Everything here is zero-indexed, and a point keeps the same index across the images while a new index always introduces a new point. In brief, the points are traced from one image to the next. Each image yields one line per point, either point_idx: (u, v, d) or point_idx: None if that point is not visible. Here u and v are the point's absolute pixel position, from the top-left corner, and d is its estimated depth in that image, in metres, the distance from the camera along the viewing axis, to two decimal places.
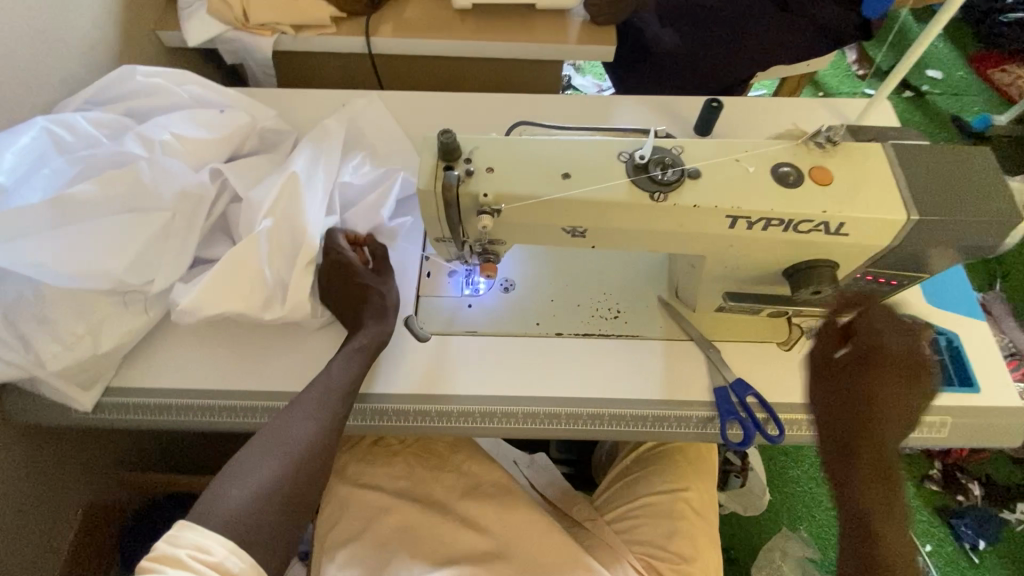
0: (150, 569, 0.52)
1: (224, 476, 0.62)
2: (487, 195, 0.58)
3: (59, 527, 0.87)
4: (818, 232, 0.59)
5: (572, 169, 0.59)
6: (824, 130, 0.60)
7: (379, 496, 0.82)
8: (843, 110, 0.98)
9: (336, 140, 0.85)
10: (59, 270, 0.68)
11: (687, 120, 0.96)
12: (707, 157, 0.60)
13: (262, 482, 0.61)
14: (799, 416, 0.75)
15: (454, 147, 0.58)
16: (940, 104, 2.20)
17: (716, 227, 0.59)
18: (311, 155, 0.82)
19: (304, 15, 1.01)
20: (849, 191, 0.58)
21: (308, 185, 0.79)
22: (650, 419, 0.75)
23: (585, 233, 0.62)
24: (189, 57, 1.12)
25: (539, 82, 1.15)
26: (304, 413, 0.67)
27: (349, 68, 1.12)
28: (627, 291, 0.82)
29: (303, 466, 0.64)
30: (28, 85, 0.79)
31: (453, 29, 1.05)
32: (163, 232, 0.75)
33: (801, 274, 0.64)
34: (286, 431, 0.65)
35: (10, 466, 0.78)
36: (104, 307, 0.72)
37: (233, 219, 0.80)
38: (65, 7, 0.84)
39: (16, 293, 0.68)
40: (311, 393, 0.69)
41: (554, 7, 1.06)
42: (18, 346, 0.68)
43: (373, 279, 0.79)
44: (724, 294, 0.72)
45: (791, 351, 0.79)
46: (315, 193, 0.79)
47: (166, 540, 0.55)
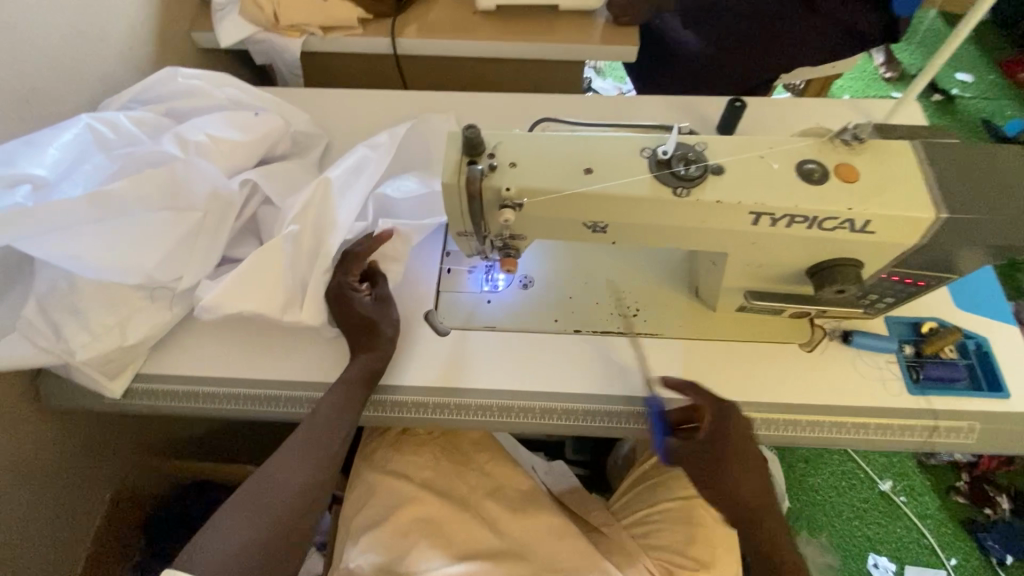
0: None
1: (215, 523, 0.63)
2: (509, 188, 0.59)
3: (87, 512, 0.89)
4: (843, 229, 0.59)
5: (595, 165, 0.59)
6: (850, 128, 0.60)
7: (397, 489, 0.82)
8: (869, 110, 0.96)
9: (385, 152, 0.85)
10: (93, 265, 0.70)
11: (709, 120, 0.96)
12: (731, 154, 0.60)
13: (250, 530, 0.62)
14: (821, 418, 0.74)
15: (478, 142, 0.59)
16: (970, 108, 2.15)
17: (738, 223, 0.59)
18: (353, 161, 0.83)
19: (332, 16, 1.04)
20: (876, 189, 0.58)
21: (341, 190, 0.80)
22: (668, 418, 0.75)
23: (607, 229, 0.62)
24: (220, 57, 1.15)
25: (561, 83, 1.16)
26: (296, 456, 0.68)
27: (374, 68, 1.14)
28: (647, 289, 0.82)
29: (293, 511, 0.65)
30: (70, 81, 0.83)
31: (477, 29, 1.07)
32: (196, 231, 0.77)
33: (825, 272, 0.64)
34: (278, 474, 0.66)
35: (44, 448, 0.80)
36: (135, 300, 0.74)
37: (263, 221, 0.82)
38: (105, 8, 0.87)
39: (53, 281, 0.71)
40: (305, 433, 0.69)
41: (577, 8, 1.07)
42: (50, 333, 0.71)
43: (373, 310, 0.76)
44: (746, 293, 0.72)
45: (813, 352, 0.78)
46: (346, 198, 0.80)
47: None
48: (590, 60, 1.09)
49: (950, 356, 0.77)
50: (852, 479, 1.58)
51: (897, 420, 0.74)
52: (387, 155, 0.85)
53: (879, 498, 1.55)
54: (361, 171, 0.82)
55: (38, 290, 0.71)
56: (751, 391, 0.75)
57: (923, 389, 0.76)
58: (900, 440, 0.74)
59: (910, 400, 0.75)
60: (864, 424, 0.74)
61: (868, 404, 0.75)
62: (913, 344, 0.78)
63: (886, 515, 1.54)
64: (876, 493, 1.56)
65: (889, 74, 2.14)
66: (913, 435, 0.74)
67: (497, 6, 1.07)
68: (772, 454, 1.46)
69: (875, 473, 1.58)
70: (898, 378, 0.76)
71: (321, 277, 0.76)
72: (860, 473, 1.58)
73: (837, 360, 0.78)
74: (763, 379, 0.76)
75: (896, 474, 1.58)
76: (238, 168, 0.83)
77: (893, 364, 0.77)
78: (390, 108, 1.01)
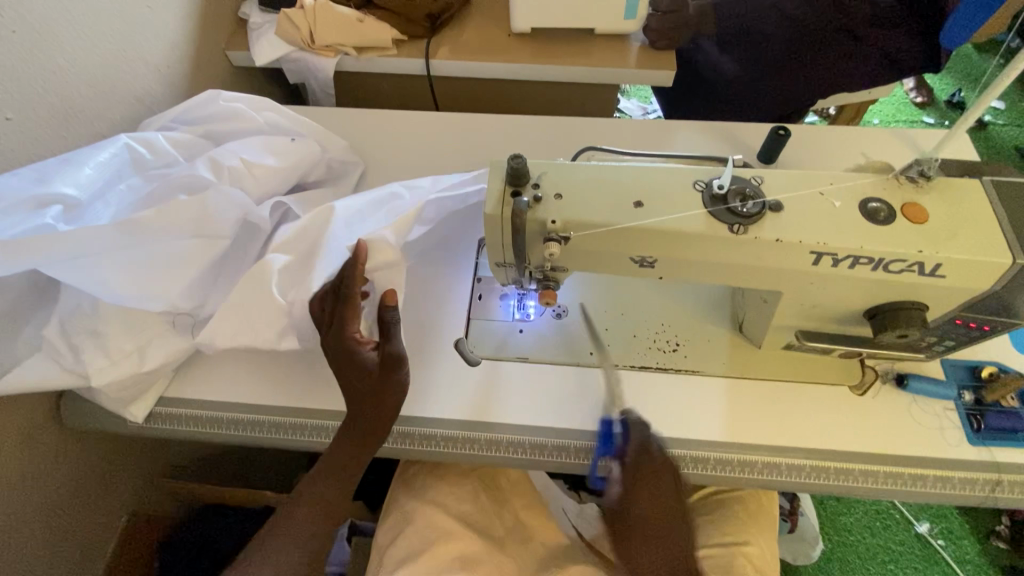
0: None
1: None
2: (555, 221, 0.56)
3: (101, 535, 0.87)
4: (911, 272, 0.55)
5: (645, 199, 0.56)
6: (916, 164, 0.57)
7: (422, 524, 0.79)
8: (917, 141, 0.93)
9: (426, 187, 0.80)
10: (117, 289, 0.68)
11: (750, 148, 0.93)
12: (789, 190, 0.56)
13: None
14: (875, 467, 0.70)
15: (523, 172, 0.56)
16: (1005, 135, 2.10)
17: (797, 263, 0.56)
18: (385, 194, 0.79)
19: (367, 37, 1.03)
20: (946, 231, 0.54)
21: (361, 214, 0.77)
22: (711, 462, 0.71)
23: (655, 263, 0.59)
24: (253, 76, 1.16)
25: (593, 107, 1.14)
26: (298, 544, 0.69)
27: (405, 88, 1.14)
28: (687, 323, 0.79)
29: None
30: (106, 100, 0.82)
31: (511, 52, 1.05)
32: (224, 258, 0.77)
33: (887, 316, 0.60)
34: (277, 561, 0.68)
35: (62, 470, 0.78)
36: (154, 326, 0.73)
37: None
38: (144, 28, 0.88)
39: (78, 302, 0.71)
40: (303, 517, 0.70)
41: (613, 33, 1.05)
42: (72, 355, 0.69)
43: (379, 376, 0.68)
44: (797, 332, 0.68)
45: (865, 396, 0.74)
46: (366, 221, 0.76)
47: None
48: (625, 84, 1.07)
49: (1012, 405, 0.72)
50: (887, 520, 1.51)
51: (957, 472, 0.69)
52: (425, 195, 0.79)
53: (916, 541, 1.48)
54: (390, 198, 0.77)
55: (62, 310, 0.70)
56: (798, 433, 0.71)
57: (985, 439, 0.71)
58: (962, 495, 0.69)
59: (971, 451, 0.70)
60: (923, 475, 0.69)
61: (927, 455, 0.70)
62: (972, 390, 0.74)
63: (923, 560, 1.46)
64: (912, 535, 1.49)
65: (921, 99, 2.10)
66: (974, 490, 0.69)
67: (532, 28, 1.06)
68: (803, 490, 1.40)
69: (911, 514, 1.51)
70: (957, 427, 0.72)
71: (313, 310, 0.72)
72: (895, 513, 1.51)
73: (891, 405, 0.73)
74: (811, 421, 0.72)
75: (933, 516, 1.51)
76: (271, 194, 0.82)
77: (951, 412, 0.73)
78: (422, 129, 1.00)
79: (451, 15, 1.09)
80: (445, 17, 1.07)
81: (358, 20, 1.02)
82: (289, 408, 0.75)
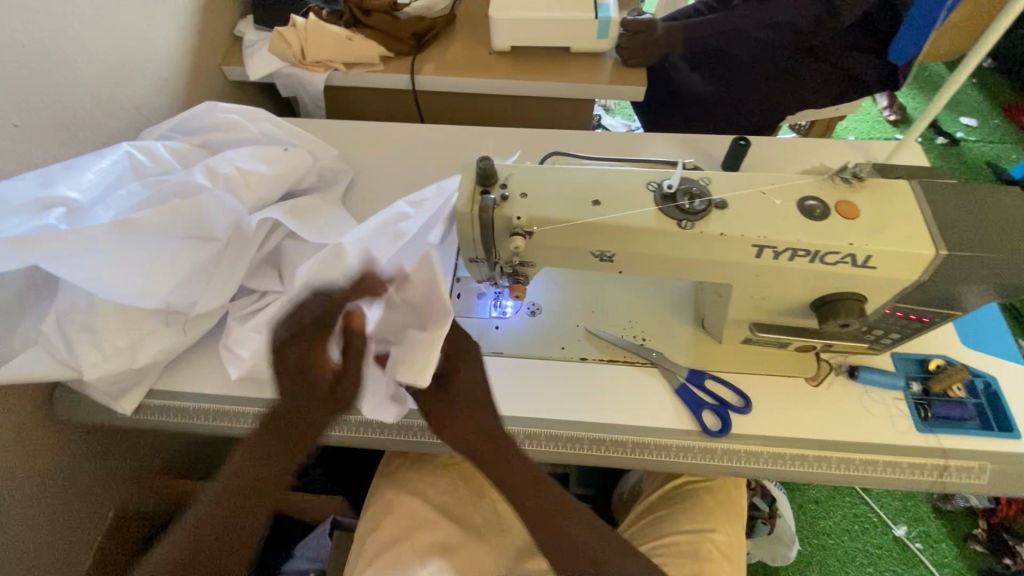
0: None
1: None
2: (521, 217, 0.61)
3: (89, 528, 0.90)
4: (846, 264, 0.60)
5: (602, 198, 0.61)
6: (850, 166, 0.62)
7: (401, 514, 0.82)
8: (871, 151, 0.99)
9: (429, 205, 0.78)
10: (113, 286, 0.71)
11: (715, 157, 0.99)
12: (734, 189, 0.62)
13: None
14: (829, 454, 0.73)
15: (491, 173, 0.61)
16: (975, 151, 2.18)
17: (742, 256, 0.61)
18: (388, 217, 0.78)
19: (356, 53, 1.10)
20: (876, 226, 0.59)
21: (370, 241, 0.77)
22: (674, 449, 0.74)
23: (614, 258, 0.64)
24: (247, 90, 1.21)
25: (571, 120, 1.20)
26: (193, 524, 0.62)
27: (393, 103, 1.20)
28: (653, 320, 0.83)
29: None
30: (106, 110, 0.88)
31: (492, 68, 1.12)
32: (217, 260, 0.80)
33: (830, 307, 0.65)
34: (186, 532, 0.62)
35: (54, 461, 0.81)
36: (148, 322, 0.77)
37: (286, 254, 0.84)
38: (144, 44, 0.93)
39: (73, 300, 0.73)
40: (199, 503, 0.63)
41: (588, 51, 1.12)
42: (64, 348, 0.72)
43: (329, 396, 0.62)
44: (751, 325, 0.73)
45: (819, 387, 0.78)
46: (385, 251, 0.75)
47: None
48: (599, 98, 1.13)
49: (958, 395, 0.77)
50: (865, 523, 1.53)
51: (907, 458, 0.73)
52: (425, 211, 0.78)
53: (894, 544, 1.50)
54: (403, 221, 0.77)
55: (57, 307, 0.73)
56: (756, 421, 0.76)
57: (933, 427, 0.75)
58: (911, 479, 0.73)
59: (919, 438, 0.74)
60: (874, 461, 0.73)
61: (878, 441, 0.74)
62: (921, 380, 0.78)
63: (901, 562, 1.48)
64: (890, 538, 1.51)
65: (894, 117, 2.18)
66: (923, 474, 0.73)
67: (512, 46, 1.13)
68: (781, 493, 1.43)
69: (889, 517, 1.54)
70: (906, 416, 0.76)
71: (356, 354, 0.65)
72: (873, 516, 1.54)
73: (844, 395, 0.77)
74: (769, 411, 0.76)
75: (911, 519, 1.53)
76: (263, 200, 0.86)
77: (901, 401, 0.77)
78: (407, 139, 1.05)
79: (436, 34, 1.16)
80: (429, 35, 1.14)
81: (347, 37, 1.09)
82: (278, 402, 0.79)
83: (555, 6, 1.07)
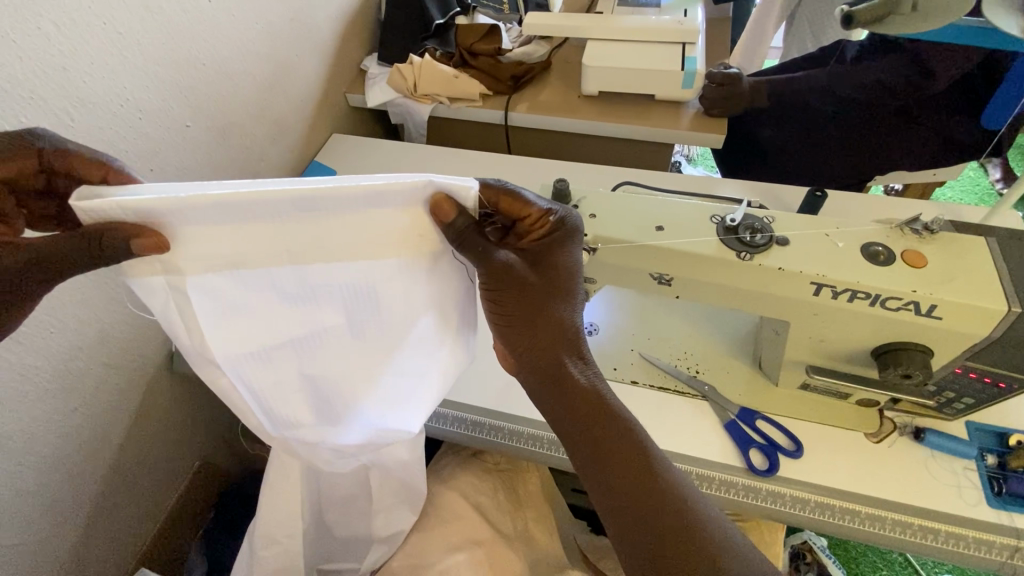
0: (276, 358, 0.57)
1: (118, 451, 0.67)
2: (587, 234, 0.67)
3: (180, 475, 1.01)
4: (908, 311, 0.60)
5: (666, 224, 0.66)
6: (921, 219, 0.63)
7: (441, 506, 0.85)
8: (963, 216, 0.96)
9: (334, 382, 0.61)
10: (334, 331, 0.57)
11: (788, 206, 1.00)
12: (798, 229, 0.65)
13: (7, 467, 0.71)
14: (885, 514, 0.71)
15: (565, 193, 0.68)
16: None
17: (801, 292, 0.63)
18: (323, 390, 0.62)
19: (460, 89, 1.24)
20: (944, 277, 0.60)
21: (357, 385, 0.62)
22: (716, 482, 0.74)
23: (671, 281, 0.68)
24: (363, 116, 1.40)
25: (648, 163, 1.26)
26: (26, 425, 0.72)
27: (485, 136, 1.32)
28: (710, 354, 0.85)
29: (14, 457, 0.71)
30: (254, 121, 1.05)
31: (579, 110, 1.21)
32: (348, 305, 0.55)
33: (893, 354, 0.64)
34: (15, 433, 0.71)
35: (166, 406, 0.93)
36: (351, 348, 0.59)
37: (345, 314, 0.56)
38: (290, 69, 1.11)
39: (316, 300, 0.54)
40: (35, 422, 0.73)
41: (672, 99, 1.19)
42: (303, 303, 0.54)
43: (546, 255, 0.56)
44: (807, 367, 0.73)
45: (880, 445, 0.76)
46: (338, 295, 0.54)
47: (270, 387, 0.59)
48: (679, 143, 1.18)
49: None
50: None
51: (970, 531, 0.69)
52: (327, 379, 0.61)
53: None
54: (326, 386, 0.61)
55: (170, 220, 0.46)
56: (806, 468, 0.74)
57: (1007, 504, 0.70)
58: (975, 556, 0.69)
59: (989, 513, 0.69)
60: (936, 530, 0.69)
61: (938, 509, 0.70)
62: (997, 454, 0.73)
63: None
64: None
65: None
66: (990, 552, 0.68)
67: (600, 91, 1.22)
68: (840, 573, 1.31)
69: None
70: (975, 488, 0.71)
71: (339, 392, 0.62)
72: None
73: (905, 457, 0.75)
74: (823, 461, 0.75)
75: None
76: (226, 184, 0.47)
77: (971, 472, 0.73)
78: (493, 166, 1.16)
79: (531, 77, 1.29)
80: (527, 78, 1.27)
81: (454, 76, 1.23)
82: None
83: (642, 61, 1.16)
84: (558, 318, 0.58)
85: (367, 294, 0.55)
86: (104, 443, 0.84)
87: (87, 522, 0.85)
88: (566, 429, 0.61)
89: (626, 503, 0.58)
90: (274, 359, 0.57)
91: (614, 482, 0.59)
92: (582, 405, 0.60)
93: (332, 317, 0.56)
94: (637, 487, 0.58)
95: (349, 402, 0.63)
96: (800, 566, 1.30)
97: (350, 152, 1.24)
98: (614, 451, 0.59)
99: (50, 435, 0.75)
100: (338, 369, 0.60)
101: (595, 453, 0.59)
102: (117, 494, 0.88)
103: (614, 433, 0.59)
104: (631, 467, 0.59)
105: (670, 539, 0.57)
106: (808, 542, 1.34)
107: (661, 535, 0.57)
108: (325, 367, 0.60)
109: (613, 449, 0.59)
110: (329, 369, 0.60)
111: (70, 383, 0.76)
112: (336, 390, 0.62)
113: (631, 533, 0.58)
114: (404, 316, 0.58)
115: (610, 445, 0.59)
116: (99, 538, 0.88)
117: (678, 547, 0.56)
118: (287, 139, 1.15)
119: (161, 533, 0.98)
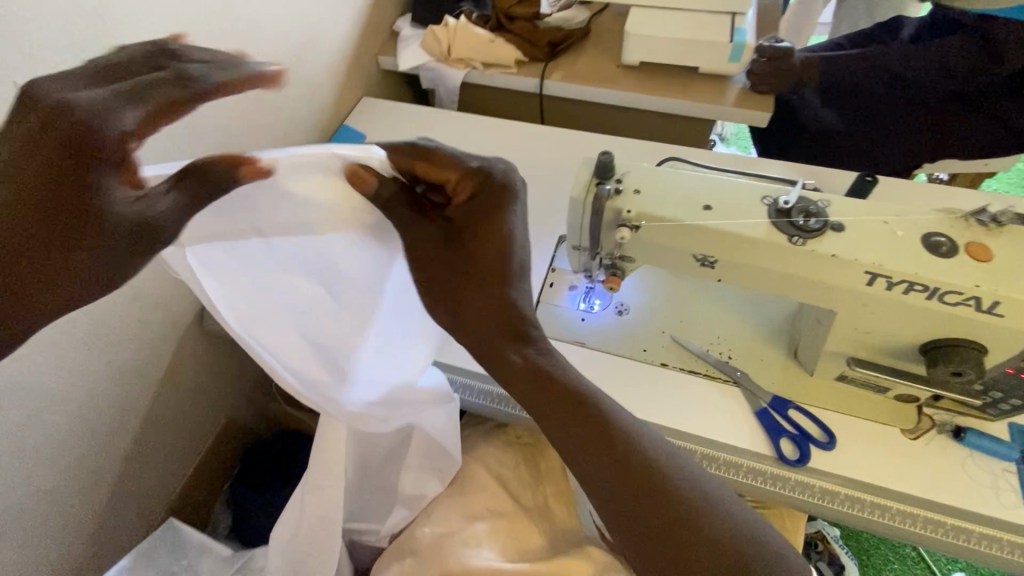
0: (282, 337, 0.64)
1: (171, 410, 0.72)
2: (630, 211, 0.65)
3: (207, 431, 1.03)
4: (968, 307, 0.58)
5: (714, 204, 0.64)
6: (989, 210, 0.59)
7: (463, 476, 0.86)
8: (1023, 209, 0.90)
9: (346, 362, 0.67)
10: (324, 298, 0.65)
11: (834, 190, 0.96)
12: (854, 214, 0.62)
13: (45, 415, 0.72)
14: (916, 511, 0.70)
15: (609, 166, 0.66)
16: None
17: (853, 281, 0.60)
18: (338, 371, 0.67)
19: (495, 55, 1.19)
20: (1010, 272, 0.56)
21: (363, 358, 0.68)
22: (744, 469, 0.74)
23: (715, 264, 0.66)
24: (393, 79, 1.36)
25: (687, 139, 1.21)
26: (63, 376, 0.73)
27: (518, 104, 1.28)
28: (744, 340, 0.83)
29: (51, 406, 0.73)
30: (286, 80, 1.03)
31: (618, 80, 1.16)
32: (327, 273, 0.64)
33: (946, 351, 0.61)
34: (52, 383, 0.72)
35: (195, 363, 0.95)
36: (342, 317, 0.66)
37: (336, 280, 0.64)
38: (323, 27, 1.08)
39: (305, 271, 0.63)
40: (71, 373, 0.74)
41: (716, 73, 1.14)
42: (298, 274, 0.63)
43: (470, 213, 0.56)
44: (849, 360, 0.71)
45: (917, 441, 0.74)
46: (308, 263, 0.63)
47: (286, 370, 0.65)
48: (721, 120, 1.14)
49: None
50: None
51: (1004, 533, 0.68)
52: (337, 359, 0.66)
53: None
54: (342, 366, 0.67)
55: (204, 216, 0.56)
56: (839, 461, 0.73)
57: None
58: (1004, 558, 0.68)
59: None
60: (968, 530, 0.69)
61: (975, 510, 0.68)
62: None
63: None
64: None
65: None
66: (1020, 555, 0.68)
67: (641, 61, 1.16)
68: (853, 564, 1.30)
69: None
70: (1014, 491, 0.69)
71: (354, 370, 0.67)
72: None
73: (943, 455, 0.72)
74: (858, 454, 0.73)
75: None
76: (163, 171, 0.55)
77: (1011, 474, 0.70)
78: (527, 136, 1.13)
79: (569, 45, 1.24)
80: (564, 46, 1.22)
81: (489, 40, 1.19)
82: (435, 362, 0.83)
83: (689, 30, 1.10)
84: (509, 292, 0.56)
85: (346, 263, 0.63)
86: (136, 396, 0.85)
87: (120, 471, 0.87)
88: (543, 418, 0.57)
89: (619, 492, 0.54)
90: (279, 334, 0.64)
91: (599, 472, 0.54)
92: (555, 394, 0.56)
93: (317, 287, 0.64)
94: (626, 475, 0.54)
95: (361, 378, 0.68)
96: (813, 555, 1.30)
97: (381, 116, 1.21)
98: (597, 439, 0.55)
99: (86, 386, 0.77)
100: (344, 345, 0.66)
101: (579, 443, 0.55)
102: (149, 446, 0.91)
103: (594, 421, 0.56)
104: (617, 455, 0.54)
105: (673, 526, 0.53)
106: (822, 531, 1.33)
107: (661, 525, 0.53)
108: (329, 342, 0.66)
109: (591, 435, 0.55)
110: (337, 346, 0.66)
111: (104, 336, 0.77)
112: (350, 369, 0.67)
113: (630, 526, 0.53)
114: (378, 280, 0.65)
115: (590, 432, 0.55)
116: (131, 487, 0.90)
117: (682, 533, 0.52)
118: (316, 100, 1.13)
119: (188, 485, 1.01)
